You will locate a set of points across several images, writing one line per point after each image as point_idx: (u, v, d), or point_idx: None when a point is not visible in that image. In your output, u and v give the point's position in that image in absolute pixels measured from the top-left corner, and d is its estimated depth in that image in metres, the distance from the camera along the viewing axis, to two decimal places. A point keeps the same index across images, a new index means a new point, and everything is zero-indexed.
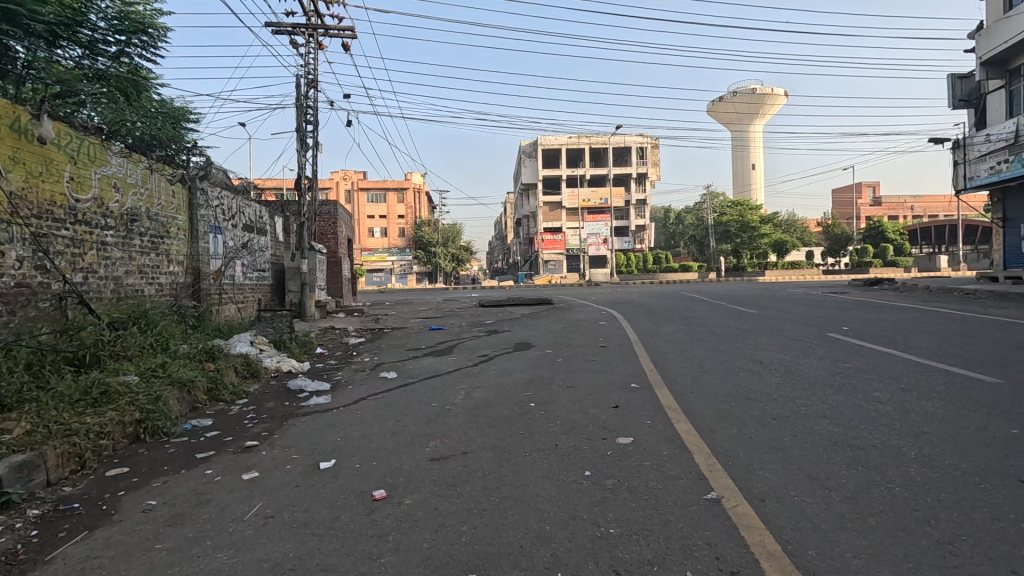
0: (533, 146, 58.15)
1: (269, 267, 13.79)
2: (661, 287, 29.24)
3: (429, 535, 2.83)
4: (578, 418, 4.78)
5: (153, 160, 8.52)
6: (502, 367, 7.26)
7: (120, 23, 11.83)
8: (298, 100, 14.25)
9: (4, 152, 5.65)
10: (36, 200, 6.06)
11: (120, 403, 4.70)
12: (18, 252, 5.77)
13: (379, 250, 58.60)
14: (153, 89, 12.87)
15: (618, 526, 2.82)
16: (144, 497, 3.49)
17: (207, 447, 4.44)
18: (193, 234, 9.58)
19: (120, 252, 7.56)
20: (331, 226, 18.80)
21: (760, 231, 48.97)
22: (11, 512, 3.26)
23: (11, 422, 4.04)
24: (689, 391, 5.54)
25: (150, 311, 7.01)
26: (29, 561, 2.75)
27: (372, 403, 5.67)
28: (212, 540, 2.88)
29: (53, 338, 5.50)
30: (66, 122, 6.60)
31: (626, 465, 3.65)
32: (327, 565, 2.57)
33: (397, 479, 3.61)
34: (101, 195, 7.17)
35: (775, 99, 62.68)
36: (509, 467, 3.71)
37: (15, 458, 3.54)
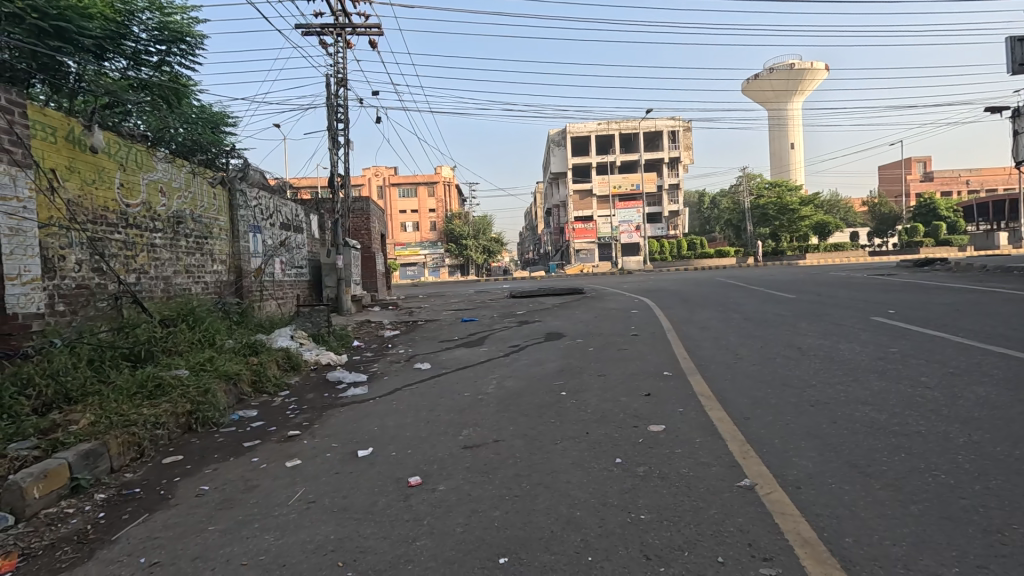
0: (562, 134, 57.55)
1: (307, 263, 14.21)
2: (696, 273, 28.69)
3: (462, 520, 2.91)
4: (609, 407, 4.78)
5: (195, 164, 8.92)
6: (534, 357, 7.31)
7: (160, 34, 12.34)
8: (329, 100, 14.59)
9: (61, 162, 6.03)
10: (91, 206, 6.45)
11: (173, 395, 4.99)
12: (77, 256, 6.14)
13: (411, 245, 59.66)
14: (193, 96, 13.40)
15: (649, 512, 2.83)
16: (197, 483, 3.72)
17: (253, 436, 4.67)
18: (235, 234, 10.01)
19: (169, 253, 7.96)
20: (364, 222, 19.23)
21: (800, 213, 47.17)
22: (80, 496, 3.54)
23: (77, 413, 4.35)
24: (723, 378, 5.44)
25: (198, 309, 7.37)
26: (97, 541, 2.99)
27: (407, 394, 5.82)
28: (259, 523, 3.04)
29: (111, 335, 5.85)
30: (114, 131, 6.96)
31: (657, 452, 3.64)
32: (366, 547, 2.69)
33: (431, 466, 3.71)
34: (149, 200, 7.57)
35: (814, 74, 59.78)
36: (540, 455, 3.76)
37: (83, 446, 3.82)
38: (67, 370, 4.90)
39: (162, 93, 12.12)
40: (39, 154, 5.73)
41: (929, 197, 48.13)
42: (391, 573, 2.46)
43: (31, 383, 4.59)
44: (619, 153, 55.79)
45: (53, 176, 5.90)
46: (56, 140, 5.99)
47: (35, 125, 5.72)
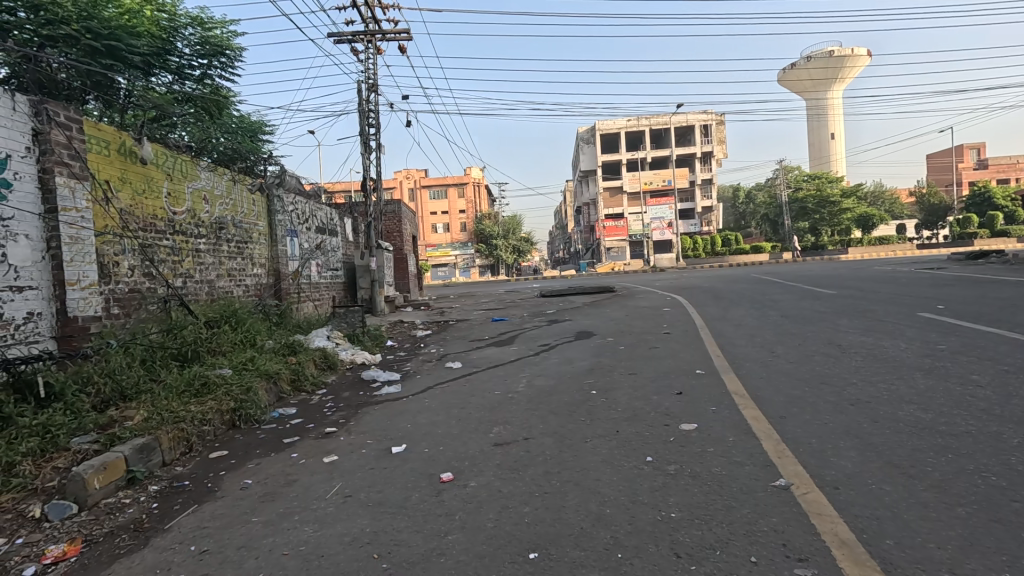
0: (591, 131, 57.15)
1: (342, 266, 14.62)
2: (730, 270, 28.06)
3: (493, 515, 2.96)
4: (640, 405, 4.75)
5: (235, 171, 9.30)
6: (564, 356, 7.32)
7: (202, 48, 12.89)
8: (360, 105, 14.96)
9: (114, 174, 6.40)
10: (142, 215, 6.82)
11: (218, 393, 5.23)
12: (130, 262, 6.51)
13: (442, 246, 60.35)
14: (233, 106, 13.98)
15: (679, 510, 2.82)
16: (241, 477, 3.90)
17: (292, 433, 4.86)
18: (273, 238, 10.38)
19: (212, 257, 8.32)
20: (396, 224, 19.64)
21: (840, 206, 45.49)
22: (136, 488, 3.77)
23: (132, 410, 4.63)
24: (758, 376, 5.33)
25: (240, 310, 7.68)
26: (152, 529, 3.18)
27: (439, 392, 5.93)
28: (299, 515, 3.17)
29: (161, 336, 6.17)
30: (161, 143, 7.34)
31: (689, 451, 3.61)
32: (400, 540, 2.77)
33: (462, 463, 3.78)
34: (193, 207, 7.93)
35: (855, 61, 57.36)
36: (570, 453, 3.78)
37: (138, 441, 4.06)
38: (123, 369, 5.21)
39: (204, 105, 12.72)
40: (95, 167, 6.11)
41: (983, 185, 45.44)
42: (424, 565, 2.53)
43: (91, 381, 4.90)
44: (650, 149, 54.98)
45: (108, 187, 6.27)
46: (110, 153, 6.37)
47: (91, 139, 6.09)
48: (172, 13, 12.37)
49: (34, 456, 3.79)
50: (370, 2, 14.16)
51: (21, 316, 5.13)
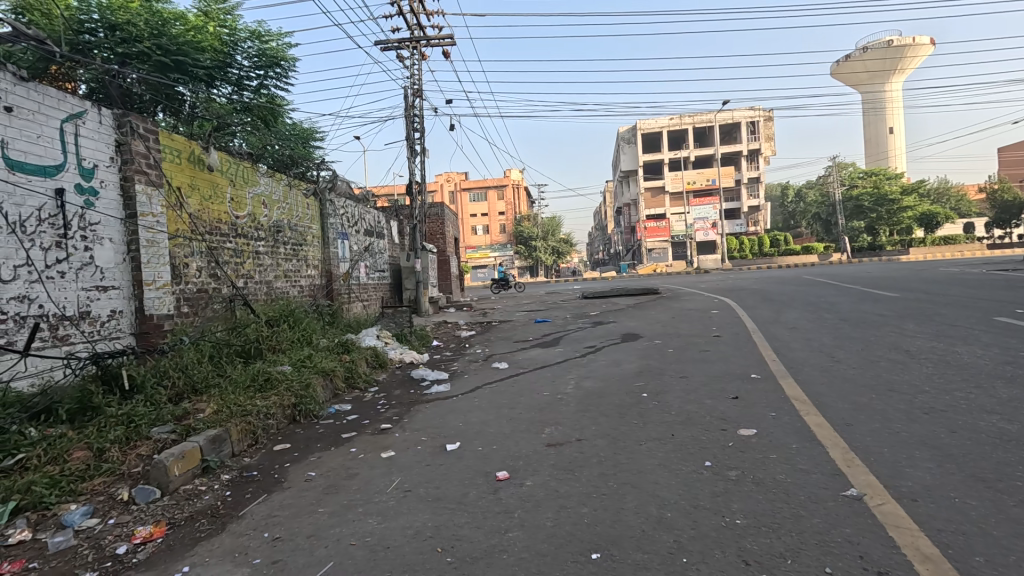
0: (632, 131, 56.32)
1: (389, 268, 15.00)
2: (781, 272, 27.05)
3: (552, 514, 2.98)
4: (694, 409, 4.65)
5: (291, 177, 9.72)
6: (611, 358, 7.25)
7: (259, 60, 13.49)
8: (406, 110, 15.32)
9: (185, 181, 6.81)
10: (208, 219, 7.21)
11: (280, 389, 5.48)
12: (198, 263, 6.89)
13: (482, 248, 60.84)
14: (286, 115, 14.59)
15: (744, 517, 2.75)
16: (305, 469, 4.08)
17: (349, 428, 5.03)
18: (325, 241, 10.77)
19: (270, 260, 8.70)
20: (440, 227, 20.01)
21: (900, 204, 43.06)
22: (210, 475, 4.01)
23: (203, 404, 4.92)
24: (819, 381, 5.12)
25: (297, 310, 8.00)
26: (228, 514, 3.38)
27: (488, 391, 6.00)
28: (363, 508, 3.29)
29: (226, 334, 6.50)
30: (226, 151, 7.76)
31: (749, 457, 3.51)
32: (462, 535, 2.83)
33: (516, 462, 3.82)
34: (254, 212, 8.33)
35: (916, 50, 54.15)
36: (625, 455, 3.76)
37: (210, 432, 4.30)
38: (194, 365, 5.53)
39: (260, 113, 13.34)
40: (169, 174, 6.52)
41: None
42: (487, 561, 2.57)
43: (166, 375, 5.22)
44: (693, 147, 53.68)
45: (180, 194, 6.68)
46: (181, 161, 6.77)
47: (165, 148, 6.50)
48: (232, 27, 12.97)
49: (120, 443, 4.09)
50: (415, 9, 14.47)
51: (105, 314, 5.54)
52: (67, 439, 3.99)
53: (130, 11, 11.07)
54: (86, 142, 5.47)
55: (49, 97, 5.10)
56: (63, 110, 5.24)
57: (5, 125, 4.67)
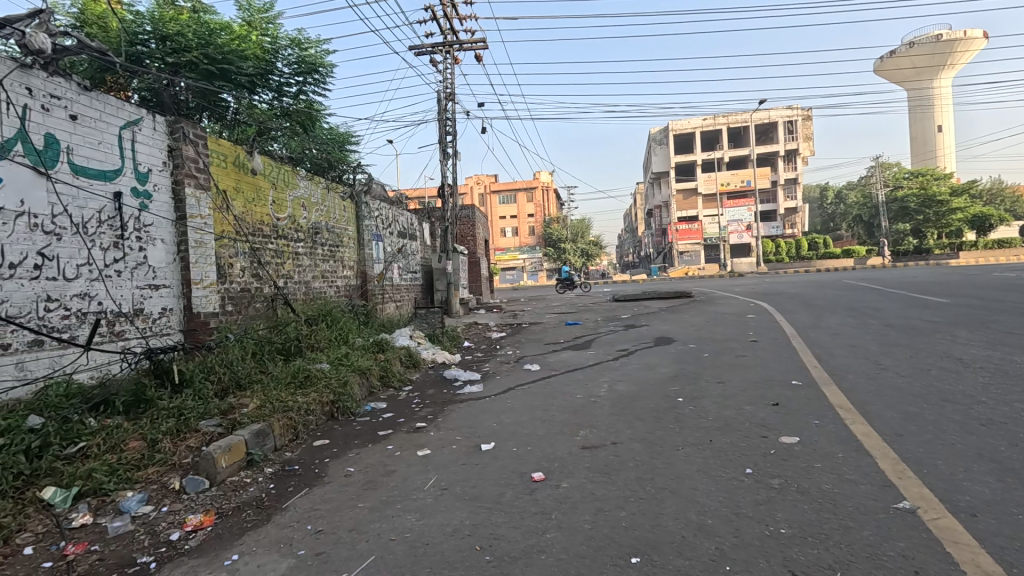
0: (664, 132, 55.47)
1: (421, 269, 15.19)
2: (821, 276, 26.21)
3: (589, 517, 2.97)
4: (732, 415, 4.55)
5: (328, 180, 9.98)
6: (645, 361, 7.16)
7: (299, 66, 13.89)
8: (439, 114, 15.52)
9: (231, 184, 7.08)
10: (251, 221, 7.47)
11: (319, 385, 5.63)
12: (242, 264, 7.14)
13: (511, 250, 61.01)
14: (324, 119, 14.98)
15: (789, 526, 2.68)
16: (344, 464, 4.18)
17: (385, 426, 5.13)
18: (360, 242, 11.00)
19: (309, 260, 8.95)
20: (471, 229, 20.20)
21: (949, 205, 41.07)
22: (255, 468, 4.15)
23: (247, 399, 5.09)
24: (865, 389, 4.93)
25: (334, 310, 8.19)
26: (273, 506, 3.49)
27: (521, 392, 6.01)
28: (401, 504, 3.35)
29: (268, 331, 6.72)
30: (269, 155, 8.03)
31: (792, 465, 3.41)
32: (500, 534, 2.85)
33: (551, 463, 3.82)
34: (293, 214, 8.59)
35: (968, 44, 51.63)
36: (662, 459, 3.71)
37: (255, 427, 4.45)
38: (238, 361, 5.75)
39: (299, 118, 13.74)
40: (216, 178, 6.79)
41: None
42: (526, 561, 2.58)
43: (213, 370, 5.44)
44: (727, 148, 52.52)
45: (226, 196, 6.95)
46: (227, 165, 7.05)
47: (212, 153, 6.78)
48: (273, 36, 13.40)
49: (172, 435, 4.28)
50: (448, 13, 14.66)
51: (157, 312, 5.81)
52: (123, 429, 4.20)
53: (180, 23, 11.61)
54: (141, 147, 5.75)
55: (109, 105, 5.39)
56: (121, 117, 5.52)
57: (70, 131, 4.96)
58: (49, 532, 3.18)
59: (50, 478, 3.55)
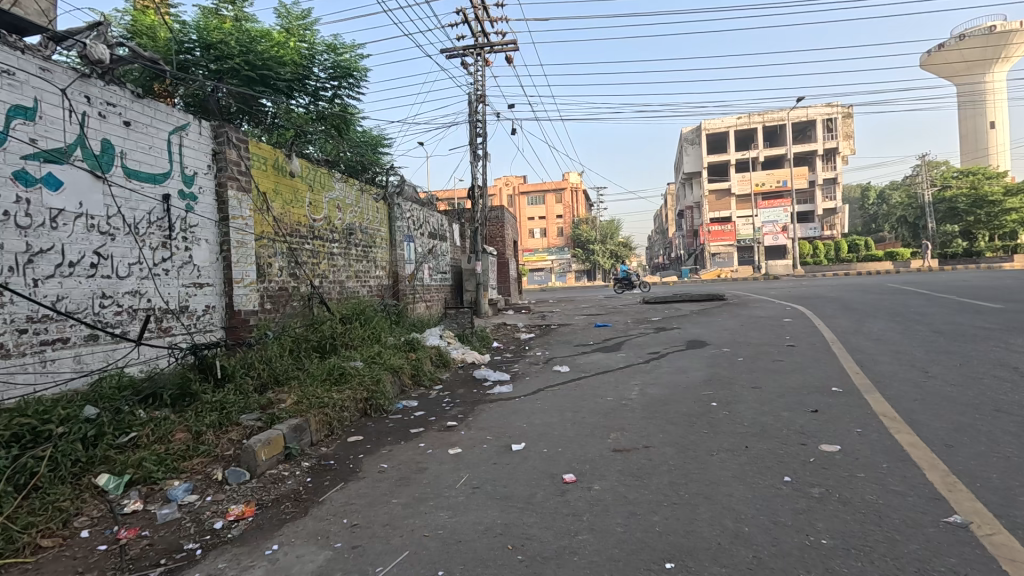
0: (696, 131, 54.44)
1: (451, 270, 15.34)
2: (861, 279, 25.25)
3: (622, 520, 2.95)
4: (769, 421, 4.43)
5: (362, 182, 10.20)
6: (676, 365, 7.06)
7: (334, 71, 14.19)
8: (470, 116, 15.65)
9: (270, 186, 7.31)
10: (289, 222, 7.70)
11: (353, 383, 5.75)
12: (280, 263, 7.36)
13: (540, 251, 60.97)
14: (357, 122, 15.29)
15: (831, 537, 2.60)
16: (378, 460, 4.26)
17: (416, 424, 5.21)
18: (392, 243, 11.19)
19: (343, 261, 9.16)
20: (500, 230, 20.31)
21: (1003, 205, 38.38)
22: (292, 461, 4.27)
23: (285, 394, 5.25)
24: (911, 398, 4.73)
25: (367, 309, 8.36)
26: (310, 499, 3.59)
27: (551, 394, 6.01)
28: (434, 501, 3.40)
29: (304, 329, 6.91)
30: (306, 158, 8.27)
31: (833, 474, 3.31)
32: (531, 534, 2.86)
33: (583, 465, 3.81)
34: (329, 215, 8.81)
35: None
36: (696, 464, 3.65)
37: (292, 421, 4.59)
38: (276, 358, 5.93)
39: (334, 122, 14.06)
40: (256, 180, 7.03)
41: None
42: (558, 562, 2.58)
43: (253, 366, 5.63)
44: (762, 147, 51.14)
45: (266, 198, 7.18)
46: (267, 168, 7.28)
47: (254, 156, 7.03)
48: (311, 42, 13.75)
49: (215, 428, 4.45)
50: (480, 16, 14.74)
51: (201, 309, 6.05)
52: (170, 421, 4.40)
53: (223, 32, 12.07)
54: (188, 151, 6.01)
55: (159, 112, 5.66)
56: (170, 123, 5.79)
57: (124, 137, 5.23)
58: (103, 517, 3.36)
59: (104, 466, 3.75)
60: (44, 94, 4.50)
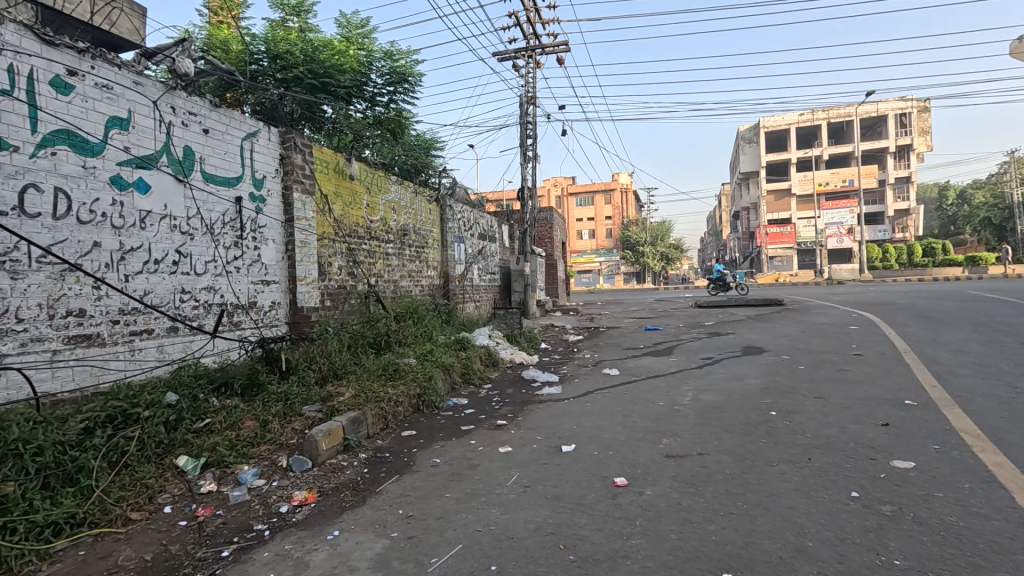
0: (754, 129, 52.34)
1: (500, 270, 15.48)
2: (935, 285, 23.53)
3: (676, 527, 2.89)
4: (834, 433, 4.22)
5: (416, 185, 10.49)
6: (732, 371, 6.82)
7: (390, 77, 14.60)
8: (520, 118, 15.76)
9: (331, 188, 7.65)
10: (348, 223, 8.02)
11: (406, 378, 5.92)
12: (340, 262, 7.67)
13: (588, 252, 60.40)
14: (411, 126, 15.72)
15: (904, 558, 2.45)
16: (431, 455, 4.37)
17: (467, 421, 5.30)
18: (444, 244, 11.43)
19: (397, 260, 9.45)
20: (549, 231, 20.33)
21: None
22: (350, 452, 4.46)
23: (344, 388, 5.48)
24: (997, 415, 4.37)
25: (420, 308, 8.59)
26: (367, 489, 3.74)
27: (601, 396, 5.97)
28: (486, 497, 3.46)
29: (361, 326, 7.18)
30: (364, 162, 8.59)
31: (907, 492, 3.11)
32: (583, 535, 2.86)
33: (635, 469, 3.76)
34: (385, 216, 9.11)
35: None
36: (754, 475, 3.52)
37: (350, 414, 4.78)
38: (336, 353, 6.20)
39: (390, 126, 14.53)
40: (319, 183, 7.39)
41: None
42: (611, 565, 2.57)
43: (314, 361, 5.91)
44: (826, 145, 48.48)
45: (327, 200, 7.53)
46: (329, 172, 7.63)
47: (317, 160, 7.38)
48: (369, 50, 14.26)
49: (280, 417, 4.71)
50: (532, 19, 14.82)
51: (268, 305, 6.42)
52: (240, 410, 4.69)
53: (288, 42, 12.72)
54: (258, 156, 6.39)
55: (234, 119, 6.05)
56: (243, 130, 6.17)
57: (203, 144, 5.64)
58: (183, 495, 3.64)
59: (183, 448, 4.06)
60: (137, 105, 4.92)
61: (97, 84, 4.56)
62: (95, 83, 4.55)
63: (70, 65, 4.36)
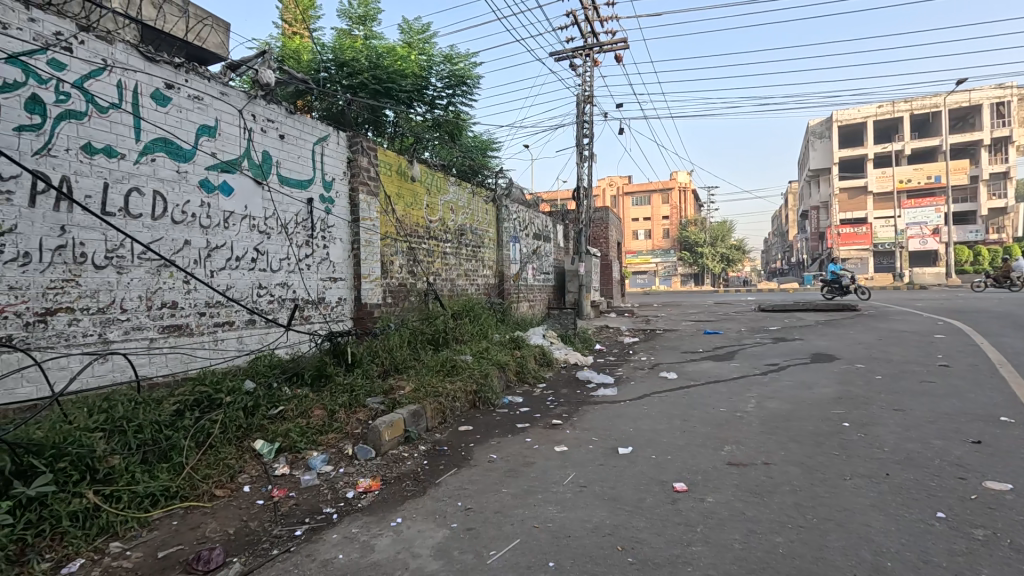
0: (826, 123, 49.29)
1: (554, 270, 15.46)
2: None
3: (740, 537, 2.80)
4: (916, 449, 3.92)
5: (474, 186, 10.68)
6: (800, 379, 6.48)
7: (450, 80, 14.91)
8: (577, 117, 15.67)
9: (394, 190, 7.93)
10: (409, 223, 8.29)
11: (463, 375, 6.06)
12: (400, 261, 7.94)
13: (644, 253, 59.11)
14: (469, 128, 15.99)
15: None
16: (488, 451, 4.45)
17: (523, 419, 5.35)
18: (499, 243, 11.57)
19: (454, 260, 9.66)
20: (604, 232, 20.08)
21: None
22: (411, 444, 4.62)
23: (404, 382, 5.67)
24: None
25: (476, 306, 8.75)
26: (427, 481, 3.87)
27: (658, 400, 5.85)
28: (542, 495, 3.49)
29: (420, 322, 7.41)
30: (425, 164, 8.84)
31: (1002, 516, 2.85)
32: (641, 538, 2.83)
33: (695, 475, 3.67)
34: (443, 216, 9.33)
35: None
36: (826, 488, 3.34)
37: (411, 407, 4.95)
38: (397, 348, 6.44)
39: (448, 128, 14.86)
40: (383, 184, 7.69)
41: None
42: (671, 569, 2.53)
43: (377, 355, 6.17)
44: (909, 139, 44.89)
45: (390, 201, 7.82)
46: (391, 174, 7.92)
47: (381, 162, 7.69)
48: (429, 54, 14.64)
49: (346, 407, 4.95)
50: (590, 17, 14.69)
51: (335, 301, 6.76)
52: (310, 399, 4.97)
53: (354, 50, 13.30)
54: (328, 159, 6.73)
55: (306, 125, 6.41)
56: (315, 135, 6.53)
57: (279, 148, 6.02)
58: (260, 476, 3.92)
59: (260, 433, 4.36)
60: (223, 114, 5.33)
61: (190, 95, 5.00)
62: (189, 95, 4.99)
63: (168, 79, 4.80)
